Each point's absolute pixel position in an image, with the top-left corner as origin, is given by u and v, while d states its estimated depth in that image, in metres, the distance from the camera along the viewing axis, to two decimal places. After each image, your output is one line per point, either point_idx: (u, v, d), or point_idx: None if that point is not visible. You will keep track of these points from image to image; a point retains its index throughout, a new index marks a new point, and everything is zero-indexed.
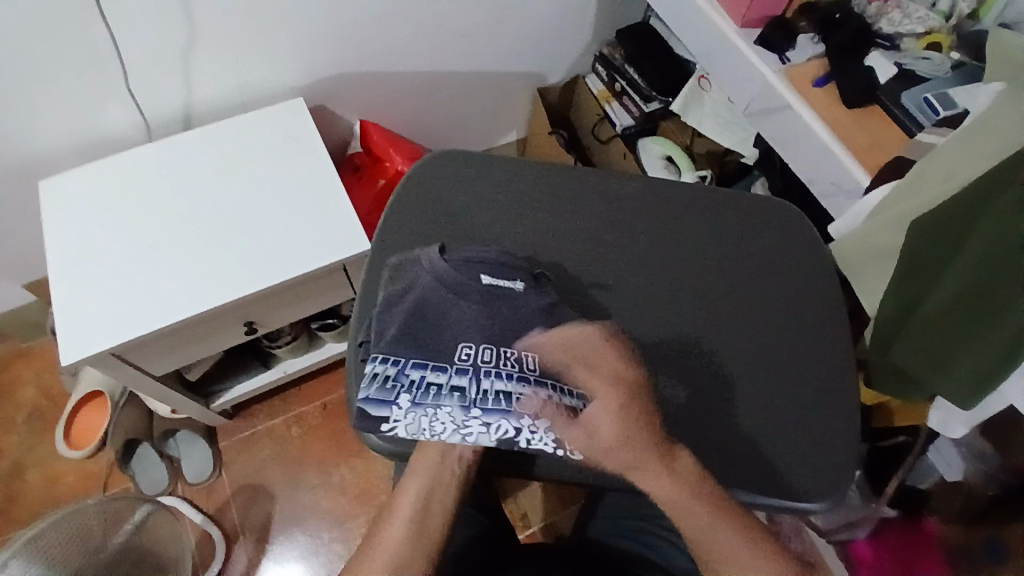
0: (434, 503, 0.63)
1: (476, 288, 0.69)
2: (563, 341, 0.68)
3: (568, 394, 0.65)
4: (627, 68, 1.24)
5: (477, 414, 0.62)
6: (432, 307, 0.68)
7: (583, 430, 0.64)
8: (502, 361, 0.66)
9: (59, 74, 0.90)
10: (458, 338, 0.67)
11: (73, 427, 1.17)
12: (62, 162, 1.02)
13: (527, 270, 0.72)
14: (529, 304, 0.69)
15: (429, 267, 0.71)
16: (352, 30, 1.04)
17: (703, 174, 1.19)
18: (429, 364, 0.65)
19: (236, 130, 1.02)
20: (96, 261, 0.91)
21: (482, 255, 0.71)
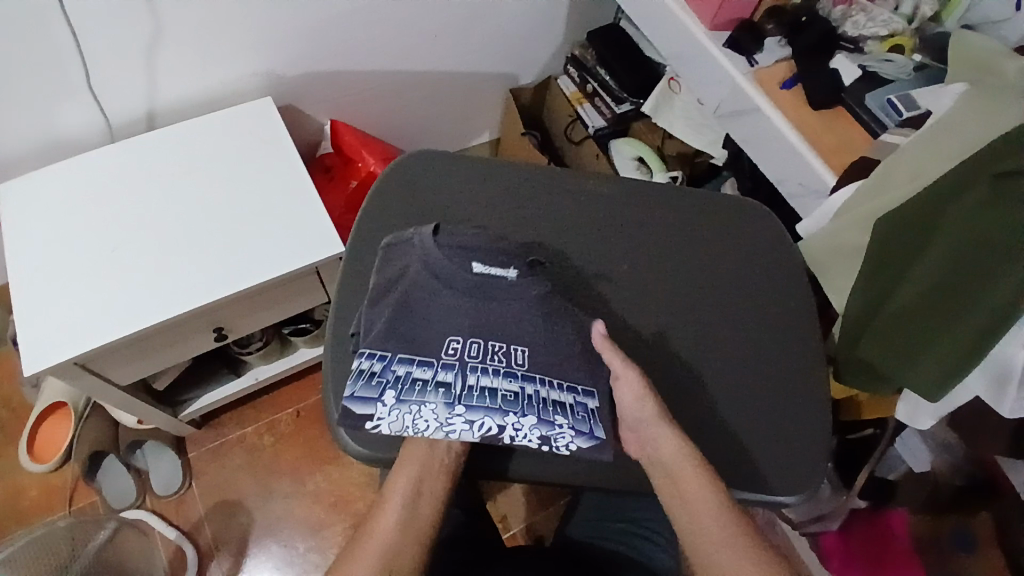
0: (424, 493, 0.65)
1: (467, 278, 0.70)
2: (552, 330, 0.70)
3: (555, 387, 0.68)
4: (599, 70, 1.25)
5: (461, 411, 0.65)
6: (421, 299, 0.70)
7: (569, 425, 0.66)
8: (490, 356, 0.68)
9: (17, 74, 0.87)
10: (447, 331, 0.69)
11: (35, 440, 1.13)
12: (21, 165, 0.99)
13: (522, 256, 0.72)
14: (520, 292, 0.70)
15: (420, 255, 0.72)
16: (322, 28, 1.03)
17: (674, 175, 1.20)
18: (415, 361, 0.67)
19: (203, 133, 1.00)
20: (59, 267, 0.89)
21: (476, 240, 0.71)
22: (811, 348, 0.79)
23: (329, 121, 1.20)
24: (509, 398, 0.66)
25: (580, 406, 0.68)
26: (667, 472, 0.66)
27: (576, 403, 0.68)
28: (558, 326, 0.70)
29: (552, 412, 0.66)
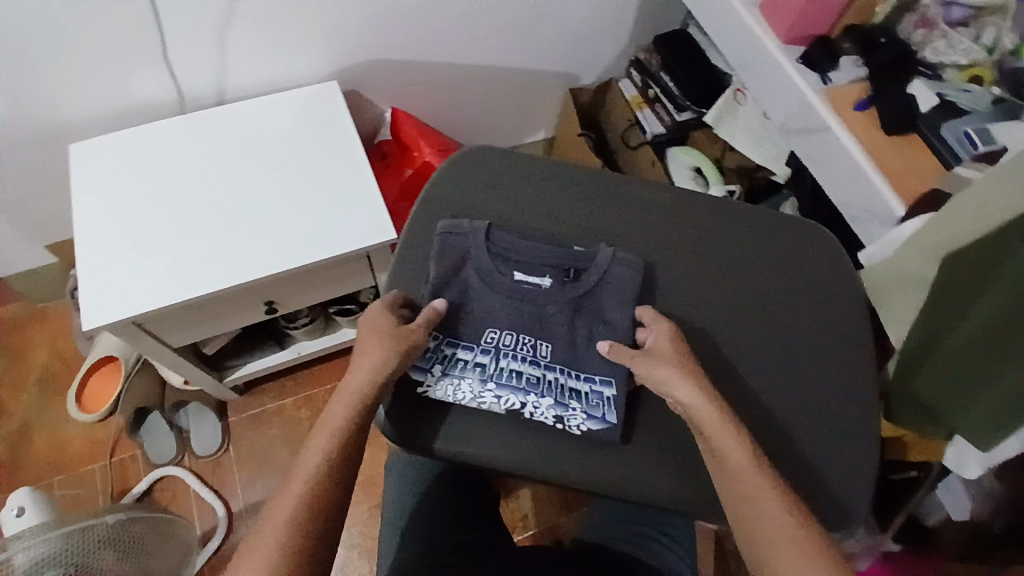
0: (346, 446, 0.65)
1: (508, 283, 0.78)
2: (583, 333, 0.78)
3: (574, 376, 0.76)
4: (662, 75, 1.24)
5: (492, 387, 0.73)
6: (474, 296, 0.78)
7: (581, 409, 0.73)
8: (519, 345, 0.76)
9: (100, 40, 0.90)
10: (488, 322, 0.77)
11: (85, 392, 1.18)
12: (94, 129, 1.02)
13: (559, 267, 0.79)
14: (555, 300, 0.78)
15: (475, 256, 0.78)
16: (391, 15, 1.03)
17: (731, 188, 1.16)
18: (460, 343, 0.76)
19: (269, 110, 1.02)
20: (124, 231, 0.91)
21: (520, 250, 0.79)
22: (861, 383, 0.78)
23: (390, 108, 1.20)
24: (532, 380, 0.74)
25: (594, 394, 0.74)
26: (731, 466, 0.64)
27: (592, 391, 0.75)
28: (592, 332, 0.78)
29: (568, 396, 0.74)
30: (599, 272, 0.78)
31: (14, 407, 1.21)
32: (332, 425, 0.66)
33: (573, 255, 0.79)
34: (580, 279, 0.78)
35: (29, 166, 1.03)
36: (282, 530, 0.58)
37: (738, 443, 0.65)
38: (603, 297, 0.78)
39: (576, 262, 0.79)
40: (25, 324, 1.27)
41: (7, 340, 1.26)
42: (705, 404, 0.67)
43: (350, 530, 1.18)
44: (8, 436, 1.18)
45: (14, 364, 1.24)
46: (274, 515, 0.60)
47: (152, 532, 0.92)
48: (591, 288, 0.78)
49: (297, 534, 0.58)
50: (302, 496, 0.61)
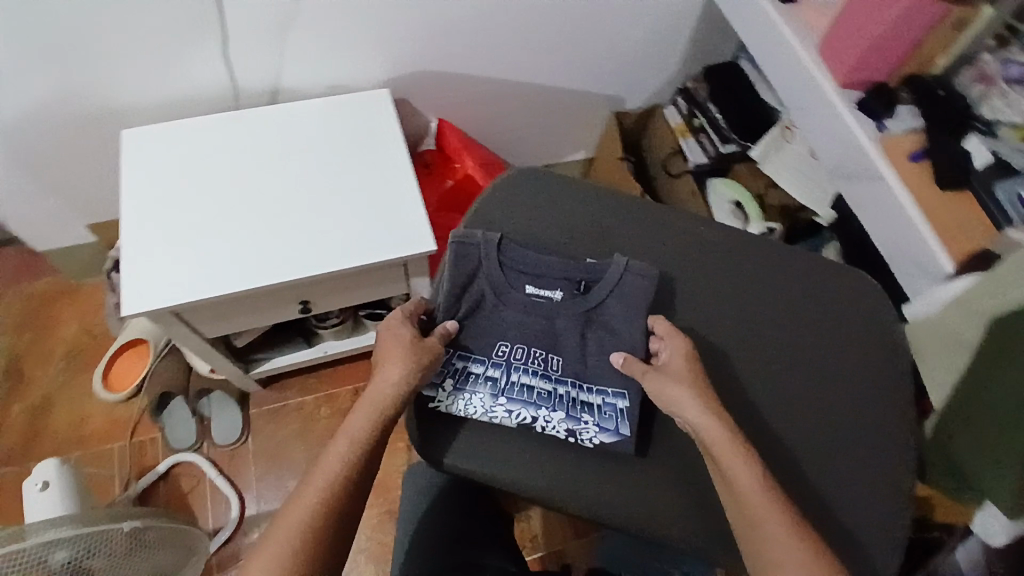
0: (364, 456, 0.66)
1: (520, 297, 0.78)
2: (592, 347, 0.78)
3: (585, 390, 0.76)
4: (709, 106, 1.25)
5: (503, 402, 0.74)
6: (489, 308, 0.79)
7: (594, 423, 0.73)
8: (531, 359, 0.77)
9: (163, 30, 0.91)
10: (500, 335, 0.78)
11: (111, 371, 1.20)
12: (145, 114, 1.03)
13: (570, 279, 0.79)
14: (566, 312, 0.79)
15: (487, 269, 0.78)
16: (447, 27, 1.04)
17: (771, 228, 1.15)
18: (470, 356, 0.77)
19: (319, 112, 1.03)
20: (171, 218, 0.92)
21: (532, 262, 0.79)
22: (897, 441, 0.76)
23: (436, 119, 1.21)
24: (543, 395, 0.75)
25: (606, 406, 0.75)
26: (740, 493, 0.64)
27: (604, 403, 0.75)
28: (602, 344, 0.78)
29: (580, 411, 0.74)
30: (609, 286, 0.78)
31: (38, 378, 1.22)
32: (352, 433, 0.67)
33: (584, 268, 0.79)
34: (591, 291, 0.79)
35: (81, 144, 1.04)
36: (294, 537, 0.60)
37: (746, 464, 0.65)
38: (613, 311, 0.78)
39: (586, 275, 0.79)
40: (56, 298, 1.28)
41: (39, 311, 1.27)
42: (716, 423, 0.67)
43: (359, 534, 1.18)
44: (31, 407, 1.19)
45: (43, 336, 1.25)
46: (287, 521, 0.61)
47: (166, 553, 0.87)
48: (602, 301, 0.78)
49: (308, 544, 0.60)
50: (315, 504, 0.62)
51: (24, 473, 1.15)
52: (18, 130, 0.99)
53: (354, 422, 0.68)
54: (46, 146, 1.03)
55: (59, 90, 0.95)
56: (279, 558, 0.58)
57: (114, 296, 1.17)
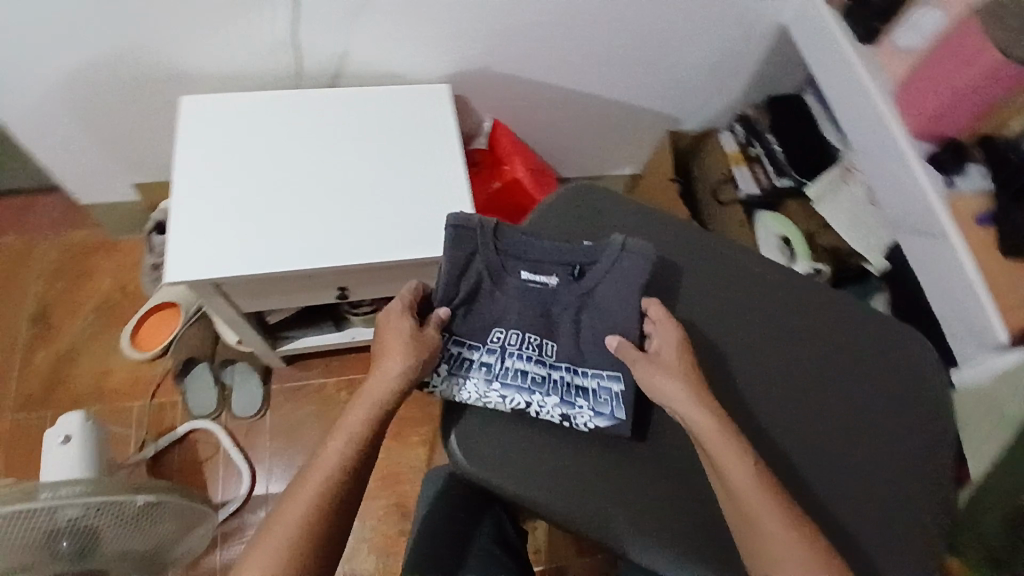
0: (363, 450, 0.67)
1: (516, 283, 0.78)
2: (587, 331, 0.78)
3: (580, 374, 0.77)
4: (768, 137, 1.24)
5: (497, 387, 0.73)
6: (489, 292, 0.78)
7: (589, 407, 0.73)
8: (525, 344, 0.77)
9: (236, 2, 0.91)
10: (496, 322, 0.78)
11: (140, 330, 1.20)
12: (206, 83, 1.03)
13: (567, 264, 0.79)
14: (562, 298, 0.79)
15: (485, 253, 0.77)
16: (516, 30, 1.03)
17: (818, 267, 1.16)
18: (465, 342, 0.76)
19: (378, 101, 1.03)
20: (223, 189, 0.92)
21: (531, 247, 0.79)
22: (938, 509, 0.73)
23: (490, 120, 1.20)
24: (537, 380, 0.75)
25: (600, 390, 0.75)
26: (738, 493, 0.63)
27: (599, 387, 0.75)
28: (597, 328, 0.78)
29: (575, 395, 0.74)
30: (605, 269, 0.78)
31: (67, 328, 1.22)
32: (352, 427, 0.68)
33: (581, 252, 0.79)
34: (586, 275, 0.78)
35: (140, 105, 1.05)
36: (293, 530, 0.61)
37: (739, 457, 0.65)
38: (606, 296, 0.78)
39: (582, 259, 0.79)
40: (94, 252, 1.29)
41: (75, 262, 1.28)
42: (705, 412, 0.68)
43: (364, 523, 1.16)
44: (56, 356, 1.20)
45: (76, 287, 1.26)
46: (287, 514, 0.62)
47: (174, 528, 0.85)
48: (598, 285, 0.78)
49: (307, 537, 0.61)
50: (313, 499, 0.63)
51: (43, 419, 1.16)
52: (81, 83, 0.99)
53: (354, 415, 0.69)
54: (105, 102, 1.03)
55: (126, 49, 0.95)
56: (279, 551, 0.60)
57: (153, 257, 1.18)
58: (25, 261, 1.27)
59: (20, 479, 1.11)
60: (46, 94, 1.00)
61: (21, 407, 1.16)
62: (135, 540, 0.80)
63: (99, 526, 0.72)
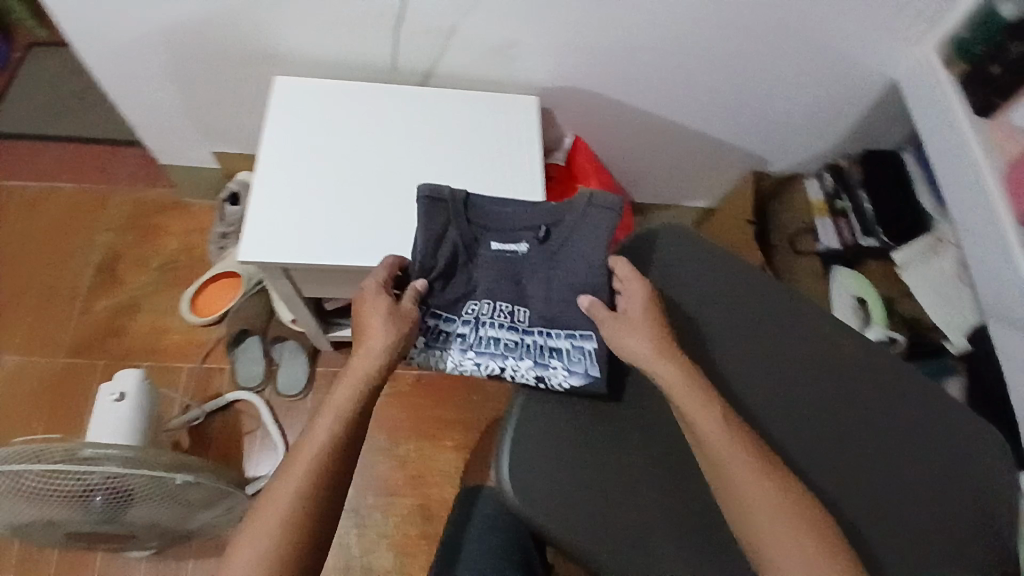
0: (351, 427, 0.68)
1: (487, 254, 0.82)
2: (556, 292, 0.81)
3: (554, 335, 0.80)
4: (860, 192, 1.19)
5: (472, 355, 0.79)
6: (463, 263, 0.81)
7: (562, 367, 0.77)
8: (497, 313, 0.81)
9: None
10: (469, 294, 0.81)
11: (201, 295, 1.23)
12: (300, 67, 1.04)
13: (533, 228, 0.82)
14: (532, 262, 0.82)
15: (456, 225, 0.80)
16: (617, 52, 1.01)
17: (893, 335, 1.10)
18: (443, 314, 0.80)
19: (467, 105, 1.02)
20: (304, 174, 0.93)
21: (497, 215, 0.82)
22: None
23: (571, 136, 1.17)
24: (510, 345, 0.79)
25: (574, 350, 0.79)
26: (713, 452, 0.64)
27: (572, 347, 0.79)
28: (564, 289, 0.81)
29: (549, 356, 0.79)
30: (570, 228, 0.81)
31: (131, 282, 1.25)
32: (340, 402, 0.68)
33: (544, 215, 0.82)
34: (553, 237, 0.82)
35: (234, 81, 1.07)
36: (281, 514, 0.62)
37: (707, 407, 0.66)
38: (569, 256, 0.81)
39: (547, 220, 0.82)
40: (166, 212, 1.32)
41: (147, 219, 1.31)
42: (665, 365, 0.69)
43: (387, 519, 1.15)
44: (118, 308, 1.23)
45: (145, 244, 1.29)
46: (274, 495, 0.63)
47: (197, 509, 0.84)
48: (564, 244, 0.81)
49: (295, 521, 0.62)
50: (305, 478, 0.64)
51: (96, 367, 1.18)
52: (180, 50, 1.01)
53: (340, 392, 0.69)
54: (200, 71, 1.05)
55: (229, 27, 0.96)
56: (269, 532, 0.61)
57: (222, 226, 1.21)
58: (100, 212, 1.31)
59: (70, 422, 1.15)
60: (147, 56, 1.02)
61: (77, 353, 1.19)
62: (172, 506, 0.79)
63: (133, 488, 0.72)
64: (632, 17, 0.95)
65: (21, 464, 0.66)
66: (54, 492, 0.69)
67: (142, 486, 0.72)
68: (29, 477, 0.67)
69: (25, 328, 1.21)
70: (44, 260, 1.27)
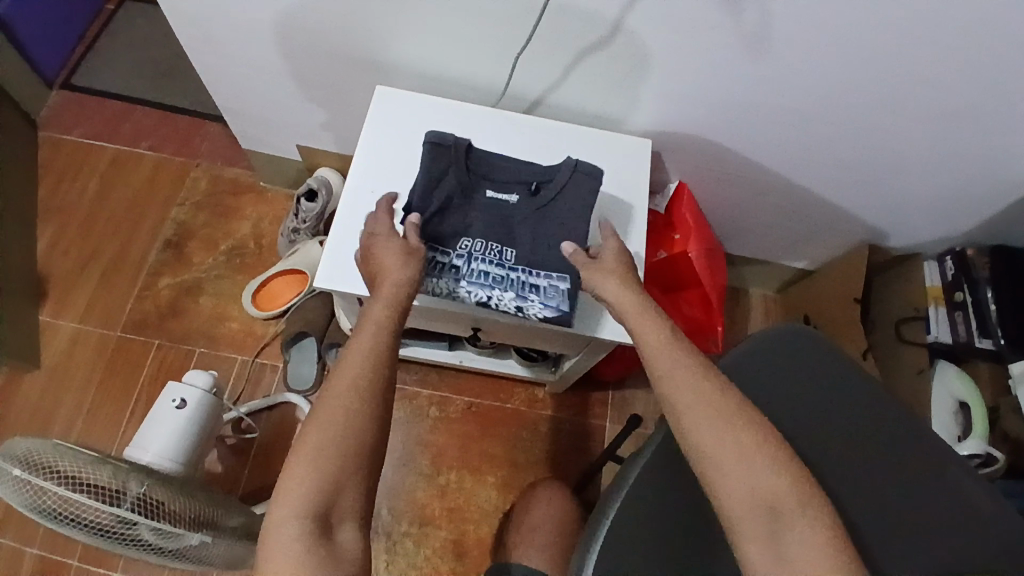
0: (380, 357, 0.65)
1: (481, 199, 0.83)
2: (543, 240, 0.82)
3: (534, 274, 0.81)
4: (985, 291, 1.06)
5: (463, 285, 0.79)
6: (460, 207, 0.82)
7: (540, 301, 0.79)
8: (487, 251, 0.81)
9: (462, 20, 0.85)
10: (463, 232, 0.82)
11: (265, 287, 1.20)
12: (403, 79, 0.99)
13: (525, 182, 0.84)
14: (522, 213, 0.83)
15: (456, 172, 0.83)
16: (740, 111, 0.93)
17: (992, 451, 1.00)
18: (438, 247, 0.80)
19: (574, 143, 0.94)
20: (393, 197, 0.87)
21: (496, 169, 0.85)
22: None
23: (677, 180, 1.09)
24: (497, 278, 0.80)
25: (551, 286, 0.80)
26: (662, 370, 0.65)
27: (550, 284, 0.80)
28: (552, 239, 0.82)
29: (530, 290, 0.79)
30: (559, 187, 0.84)
31: (199, 263, 1.24)
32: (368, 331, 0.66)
33: (536, 172, 0.85)
34: (543, 193, 0.84)
35: (332, 82, 1.03)
36: (322, 451, 0.59)
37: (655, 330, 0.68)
38: (560, 212, 0.84)
39: (539, 177, 0.85)
40: (242, 194, 1.31)
41: (223, 198, 1.30)
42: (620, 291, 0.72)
43: (418, 549, 1.11)
44: (182, 287, 1.22)
45: (217, 224, 1.27)
46: (326, 414, 0.60)
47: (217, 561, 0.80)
48: (553, 198, 0.84)
49: (352, 439, 0.60)
50: (338, 414, 0.60)
51: (152, 345, 1.18)
52: (281, 45, 0.96)
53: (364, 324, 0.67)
54: (297, 66, 1.00)
55: (337, 32, 0.92)
56: (326, 449, 0.59)
57: (295, 221, 1.18)
58: (178, 185, 1.30)
59: (121, 400, 1.14)
60: (246, 46, 0.98)
61: (135, 328, 1.19)
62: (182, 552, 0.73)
63: (148, 530, 0.67)
64: (773, 76, 0.86)
65: (44, 482, 0.64)
66: (68, 522, 0.65)
67: (146, 540, 0.68)
68: (51, 497, 0.64)
69: (90, 294, 1.21)
70: (118, 227, 1.26)
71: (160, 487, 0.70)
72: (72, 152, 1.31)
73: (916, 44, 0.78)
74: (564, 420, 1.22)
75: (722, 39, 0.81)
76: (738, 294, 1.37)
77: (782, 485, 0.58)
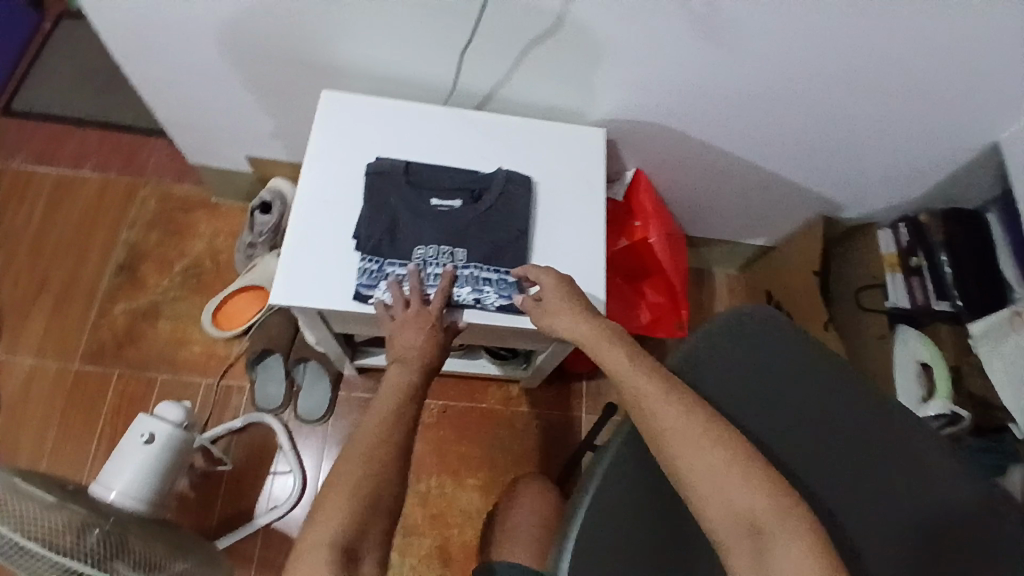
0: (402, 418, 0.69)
1: (427, 209, 0.84)
2: (482, 239, 0.83)
3: (487, 269, 0.81)
4: (941, 255, 1.09)
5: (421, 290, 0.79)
6: (406, 221, 0.83)
7: (495, 291, 0.80)
8: (440, 255, 0.81)
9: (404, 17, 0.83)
10: (416, 240, 0.82)
11: (222, 309, 1.16)
12: (350, 81, 0.97)
13: (465, 189, 0.86)
14: (466, 216, 0.84)
15: (398, 191, 0.84)
16: (693, 94, 0.93)
17: (958, 412, 1.01)
18: (396, 261, 0.81)
19: (528, 136, 0.93)
20: (345, 206, 0.85)
21: (438, 180, 0.86)
22: None
23: (633, 168, 1.10)
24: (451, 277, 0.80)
25: (503, 279, 0.81)
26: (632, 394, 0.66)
27: (501, 278, 0.81)
28: (508, 247, 0.83)
29: (483, 282, 0.80)
30: (496, 193, 0.85)
31: (154, 285, 1.20)
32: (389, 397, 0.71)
33: (475, 181, 0.87)
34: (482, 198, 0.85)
35: (277, 90, 1.00)
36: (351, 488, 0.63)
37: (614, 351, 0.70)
38: (502, 214, 0.84)
39: (476, 184, 0.87)
40: (194, 210, 1.27)
41: (174, 215, 1.26)
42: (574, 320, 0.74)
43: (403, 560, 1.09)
44: (137, 312, 1.18)
45: (170, 243, 1.24)
46: (354, 462, 0.65)
47: None
48: (494, 203, 0.85)
49: (379, 483, 0.64)
50: (365, 461, 0.65)
51: (112, 374, 1.14)
52: (222, 55, 0.93)
53: (390, 391, 0.71)
54: (241, 76, 0.97)
55: (278, 38, 0.89)
56: (357, 485, 0.63)
57: (251, 235, 1.15)
58: (126, 206, 1.26)
59: (81, 434, 1.10)
60: (184, 56, 0.94)
61: (91, 359, 1.14)
62: None
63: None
64: (722, 59, 0.86)
65: None
66: (12, 565, 0.61)
67: None
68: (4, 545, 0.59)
69: (43, 327, 1.16)
70: (66, 253, 1.21)
71: (113, 532, 0.67)
72: (11, 179, 1.25)
73: (860, 19, 0.78)
74: (542, 415, 1.21)
75: (668, 25, 0.81)
76: (703, 276, 1.39)
77: (738, 483, 0.59)
